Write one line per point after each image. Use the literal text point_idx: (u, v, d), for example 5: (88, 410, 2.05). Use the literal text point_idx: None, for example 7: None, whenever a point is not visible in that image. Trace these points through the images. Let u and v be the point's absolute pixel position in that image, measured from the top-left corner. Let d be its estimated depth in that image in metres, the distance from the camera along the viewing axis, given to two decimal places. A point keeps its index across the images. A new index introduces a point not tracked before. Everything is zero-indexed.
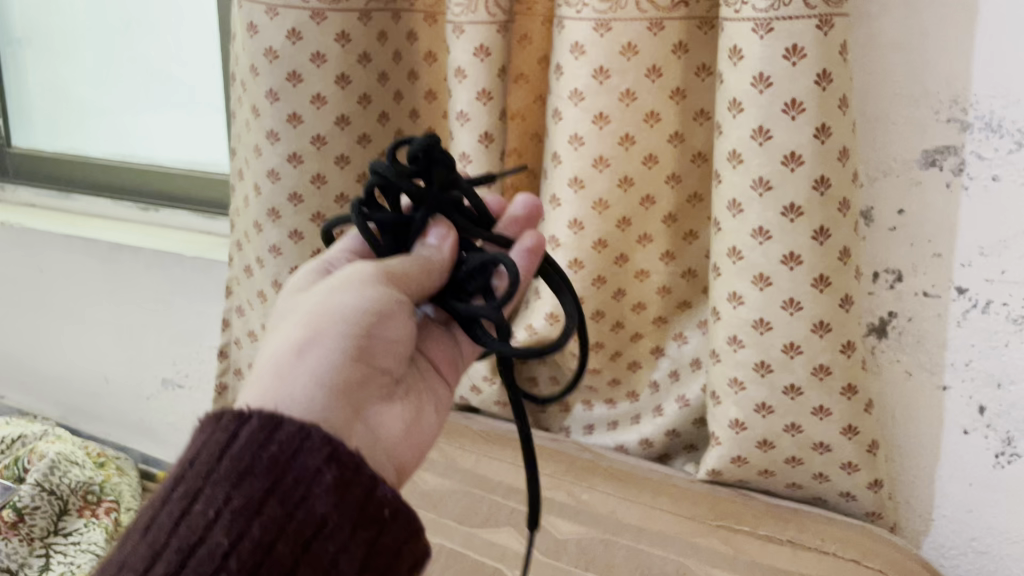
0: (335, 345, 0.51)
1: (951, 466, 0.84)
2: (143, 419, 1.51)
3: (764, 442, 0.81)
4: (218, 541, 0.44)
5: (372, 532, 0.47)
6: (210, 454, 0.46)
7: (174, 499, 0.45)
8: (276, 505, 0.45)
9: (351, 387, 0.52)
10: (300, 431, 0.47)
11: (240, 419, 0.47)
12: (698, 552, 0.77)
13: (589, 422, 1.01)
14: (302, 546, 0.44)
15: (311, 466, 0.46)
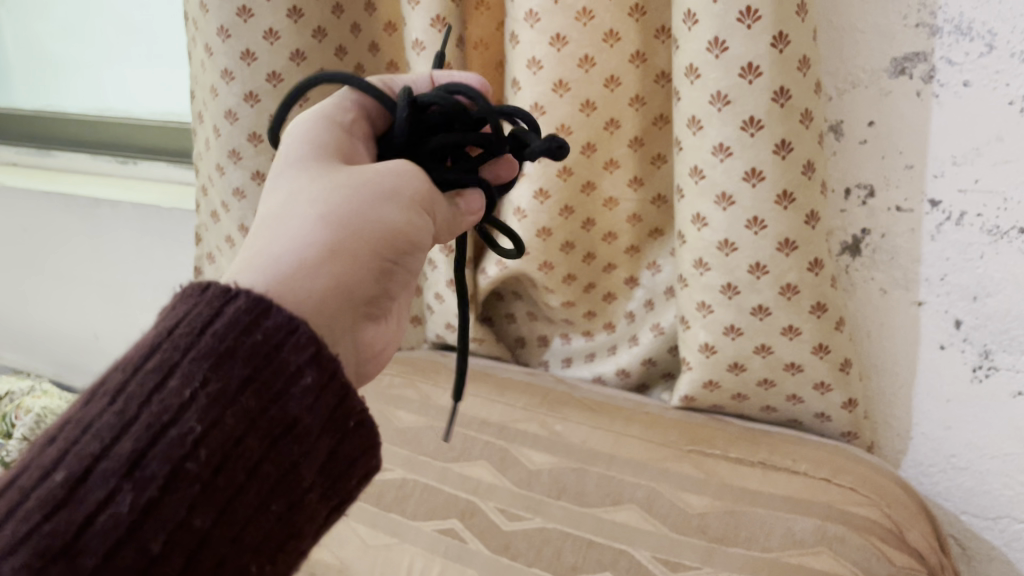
0: (354, 248, 0.44)
1: (928, 382, 0.82)
2: None
3: (735, 364, 0.80)
4: (191, 426, 0.34)
5: (334, 442, 0.40)
6: (187, 327, 0.37)
7: (137, 370, 0.36)
8: (253, 397, 0.37)
9: (356, 298, 0.45)
10: (288, 321, 0.38)
11: (229, 295, 0.38)
12: (670, 476, 0.77)
13: (567, 355, 1.01)
14: (271, 444, 0.37)
15: (292, 361, 0.38)
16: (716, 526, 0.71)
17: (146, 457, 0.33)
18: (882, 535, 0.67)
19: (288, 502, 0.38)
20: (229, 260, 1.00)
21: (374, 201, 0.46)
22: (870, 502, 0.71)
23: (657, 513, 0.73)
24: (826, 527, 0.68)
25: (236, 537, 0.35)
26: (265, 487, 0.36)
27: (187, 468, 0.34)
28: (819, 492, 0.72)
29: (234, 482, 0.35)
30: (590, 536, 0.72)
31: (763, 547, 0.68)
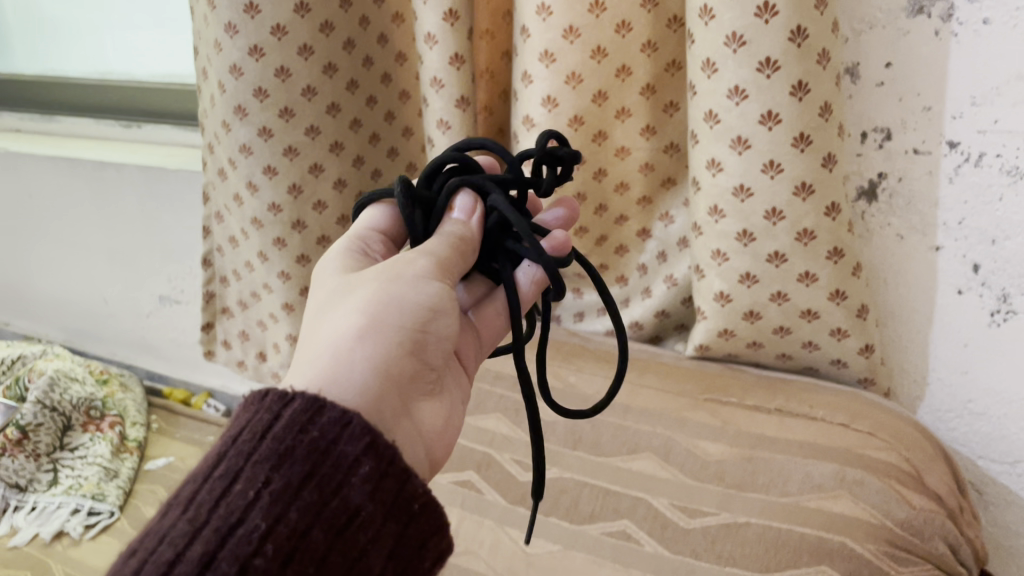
0: (385, 331, 0.47)
1: (945, 327, 0.81)
2: (143, 337, 1.50)
3: (750, 312, 0.79)
4: (257, 524, 0.37)
5: (400, 526, 0.42)
6: (250, 434, 0.41)
7: (210, 480, 0.40)
8: (315, 490, 0.39)
9: (398, 378, 0.47)
10: (341, 417, 0.42)
11: (284, 398, 0.42)
12: (686, 425, 0.77)
13: (579, 309, 1.01)
14: (337, 534, 0.39)
15: (349, 453, 0.41)
16: (734, 472, 0.71)
17: (217, 558, 0.36)
18: (900, 479, 0.67)
19: None
20: (236, 219, 0.99)
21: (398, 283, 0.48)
22: (889, 446, 0.70)
23: (674, 462, 0.74)
24: (845, 472, 0.68)
25: None
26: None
27: (255, 563, 0.36)
28: (837, 437, 0.72)
29: (303, 572, 0.37)
30: (606, 485, 0.75)
31: (781, 492, 0.69)
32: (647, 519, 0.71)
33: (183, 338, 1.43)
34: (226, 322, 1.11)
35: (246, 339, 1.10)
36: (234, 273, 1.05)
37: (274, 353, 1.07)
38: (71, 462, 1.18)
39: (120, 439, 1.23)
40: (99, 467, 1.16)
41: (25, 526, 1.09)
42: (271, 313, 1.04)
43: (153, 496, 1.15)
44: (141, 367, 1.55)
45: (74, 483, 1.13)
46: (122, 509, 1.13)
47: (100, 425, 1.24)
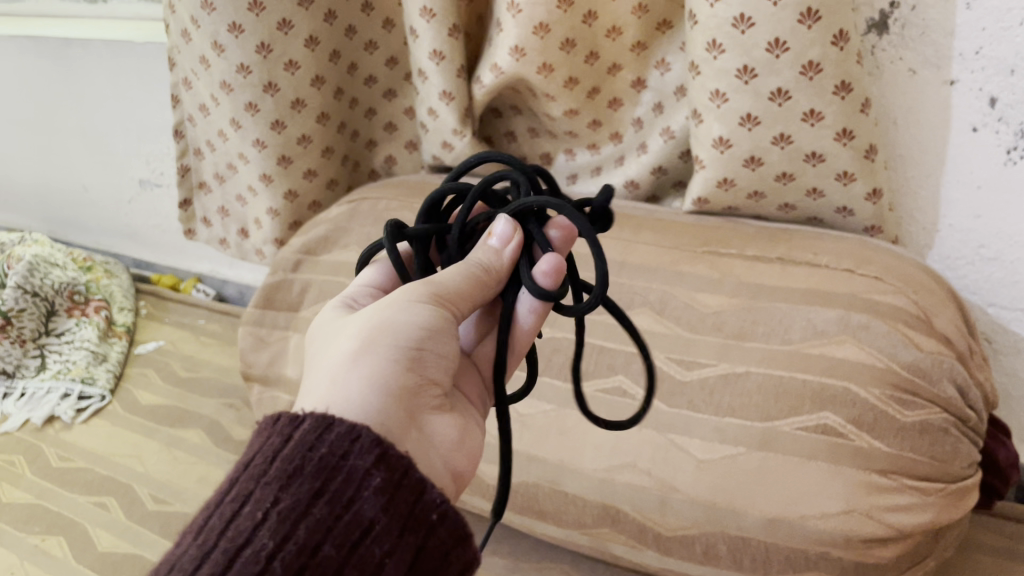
0: (379, 355, 0.41)
1: (957, 169, 0.76)
2: (128, 225, 1.46)
3: (751, 159, 0.74)
4: (264, 543, 0.33)
5: (420, 537, 0.36)
6: (262, 457, 0.36)
7: (219, 503, 0.35)
8: (325, 507, 0.34)
9: (403, 393, 0.41)
10: (349, 430, 0.36)
11: (294, 418, 0.37)
12: (685, 278, 0.73)
13: (572, 172, 0.96)
14: (350, 550, 0.33)
15: (360, 467, 0.35)
16: (733, 323, 0.68)
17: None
18: (910, 322, 0.63)
19: None
20: (205, 84, 0.93)
21: (390, 307, 0.43)
22: (897, 289, 0.66)
23: (670, 315, 0.71)
24: (850, 317, 0.65)
25: None
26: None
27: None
28: (841, 283, 0.67)
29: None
30: (600, 342, 0.72)
31: (783, 340, 0.65)
32: (643, 373, 0.69)
33: (167, 223, 1.39)
34: (204, 199, 1.07)
35: (226, 216, 1.07)
36: (208, 144, 1.00)
37: (257, 228, 1.04)
38: (58, 348, 1.17)
39: (106, 323, 1.22)
40: (87, 352, 1.15)
41: (16, 412, 1.08)
42: (249, 186, 0.99)
43: (145, 380, 1.14)
44: (128, 256, 1.52)
45: (62, 368, 1.13)
46: (114, 393, 1.11)
47: (85, 310, 1.23)
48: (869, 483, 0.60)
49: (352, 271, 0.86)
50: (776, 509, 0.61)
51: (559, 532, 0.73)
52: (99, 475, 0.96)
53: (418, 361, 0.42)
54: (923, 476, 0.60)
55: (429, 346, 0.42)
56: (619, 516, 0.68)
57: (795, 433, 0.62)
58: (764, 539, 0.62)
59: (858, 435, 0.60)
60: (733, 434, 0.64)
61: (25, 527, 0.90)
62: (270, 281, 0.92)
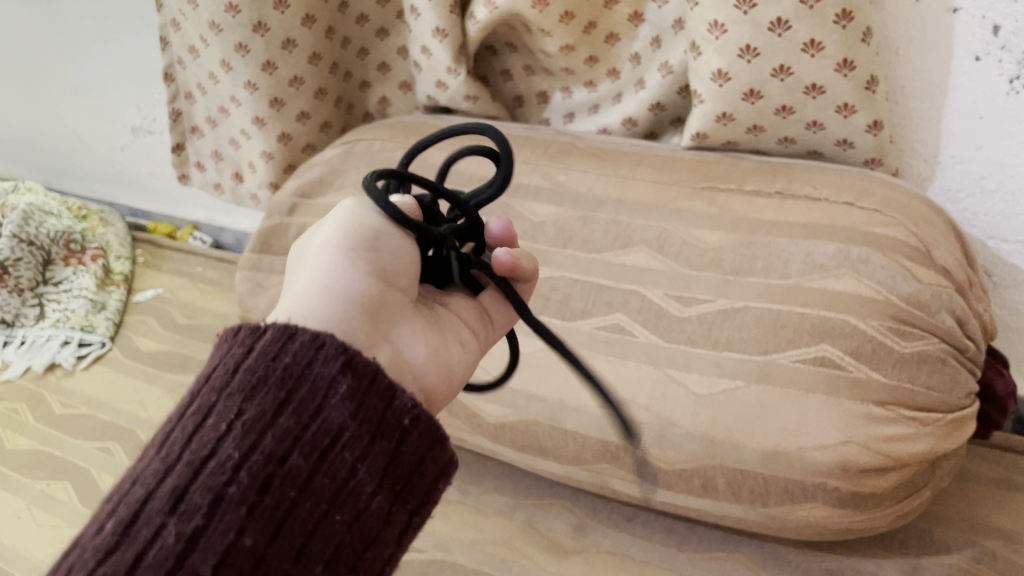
0: (332, 266, 0.41)
1: (959, 99, 0.75)
2: (122, 172, 1.44)
3: (751, 92, 0.73)
4: (229, 454, 0.33)
5: (393, 442, 0.36)
6: (226, 370, 0.36)
7: (184, 418, 0.35)
8: (292, 416, 0.34)
9: (364, 302, 0.41)
10: (313, 338, 0.36)
11: (256, 329, 0.37)
12: (683, 215, 0.72)
13: (569, 110, 0.95)
14: (319, 458, 0.34)
15: (326, 375, 0.35)
16: (732, 259, 0.68)
17: (188, 491, 0.32)
18: (909, 255, 0.63)
19: (353, 511, 0.34)
20: (193, 25, 0.91)
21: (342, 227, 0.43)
22: (896, 222, 0.65)
23: (669, 253, 0.70)
24: (850, 250, 0.64)
25: (299, 557, 0.32)
26: (321, 502, 0.33)
27: (230, 492, 0.32)
28: (840, 217, 0.67)
29: (283, 499, 0.32)
30: (599, 281, 0.72)
31: (782, 275, 0.65)
32: (641, 311, 0.69)
33: (160, 170, 1.38)
34: (197, 143, 1.06)
35: (219, 160, 1.05)
36: (199, 87, 0.99)
37: (251, 172, 1.03)
38: (56, 296, 1.17)
39: (103, 271, 1.22)
40: (85, 300, 1.15)
41: (17, 360, 1.08)
42: (242, 129, 0.98)
43: (145, 327, 1.14)
44: (123, 204, 1.51)
45: (62, 316, 1.13)
46: (114, 340, 1.12)
47: (82, 258, 1.22)
48: (868, 415, 0.60)
49: None
50: (774, 442, 0.62)
51: (559, 469, 0.74)
52: (101, 421, 0.97)
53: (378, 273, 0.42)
54: (921, 407, 0.60)
55: (389, 255, 0.43)
56: (618, 451, 0.69)
57: (793, 365, 0.62)
58: (763, 470, 0.63)
59: (856, 366, 0.61)
60: (731, 368, 0.64)
61: (30, 472, 0.91)
62: (266, 225, 0.91)
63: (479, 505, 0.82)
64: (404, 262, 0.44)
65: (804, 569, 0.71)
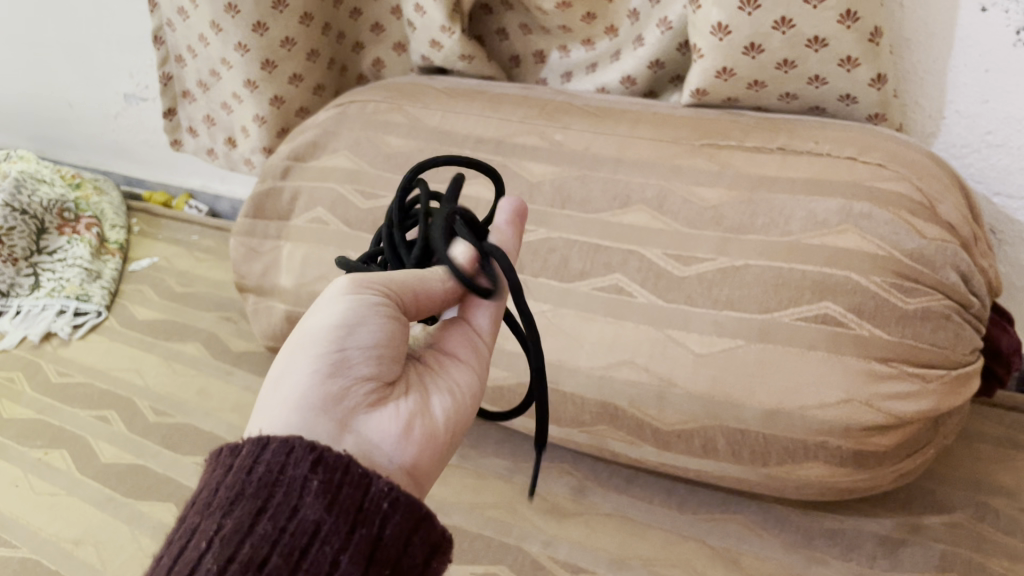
0: (300, 366, 0.40)
1: (966, 52, 0.73)
2: (115, 141, 1.43)
3: (751, 46, 0.72)
4: (208, 566, 0.32)
5: (374, 529, 0.35)
6: (207, 491, 0.36)
7: (169, 541, 0.35)
8: (270, 521, 0.34)
9: (325, 403, 0.39)
10: (284, 442, 0.36)
11: (231, 449, 0.37)
12: (683, 172, 0.71)
13: (567, 69, 0.93)
14: (300, 556, 0.33)
15: (298, 477, 0.35)
16: (732, 216, 0.66)
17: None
18: (913, 210, 0.62)
19: None
20: None
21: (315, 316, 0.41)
22: (899, 176, 0.64)
23: (668, 211, 0.69)
24: (852, 206, 0.63)
25: None
26: None
27: None
28: (843, 172, 0.65)
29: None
30: (596, 241, 0.70)
31: (783, 232, 0.64)
32: (640, 271, 0.68)
33: (154, 138, 1.36)
34: (188, 108, 1.05)
35: (212, 124, 1.04)
36: (189, 50, 0.97)
37: (244, 137, 1.01)
38: (51, 266, 1.15)
39: (98, 240, 1.20)
40: (81, 268, 1.14)
41: (13, 330, 1.07)
42: (234, 93, 0.97)
43: (141, 296, 1.13)
44: (118, 173, 1.49)
45: (57, 286, 1.11)
46: (110, 309, 1.11)
47: (76, 227, 1.21)
48: (870, 372, 0.59)
49: (341, 176, 0.84)
50: (775, 400, 0.61)
51: (558, 431, 0.73)
52: (98, 390, 0.96)
53: (341, 368, 0.40)
54: (925, 363, 0.59)
55: (355, 346, 0.40)
56: (618, 413, 0.68)
57: (794, 323, 0.61)
58: (763, 429, 0.62)
59: (858, 323, 0.59)
60: (731, 328, 0.63)
61: (28, 442, 0.91)
62: (259, 189, 0.89)
63: (479, 469, 0.81)
64: (379, 347, 0.41)
65: (807, 529, 0.70)
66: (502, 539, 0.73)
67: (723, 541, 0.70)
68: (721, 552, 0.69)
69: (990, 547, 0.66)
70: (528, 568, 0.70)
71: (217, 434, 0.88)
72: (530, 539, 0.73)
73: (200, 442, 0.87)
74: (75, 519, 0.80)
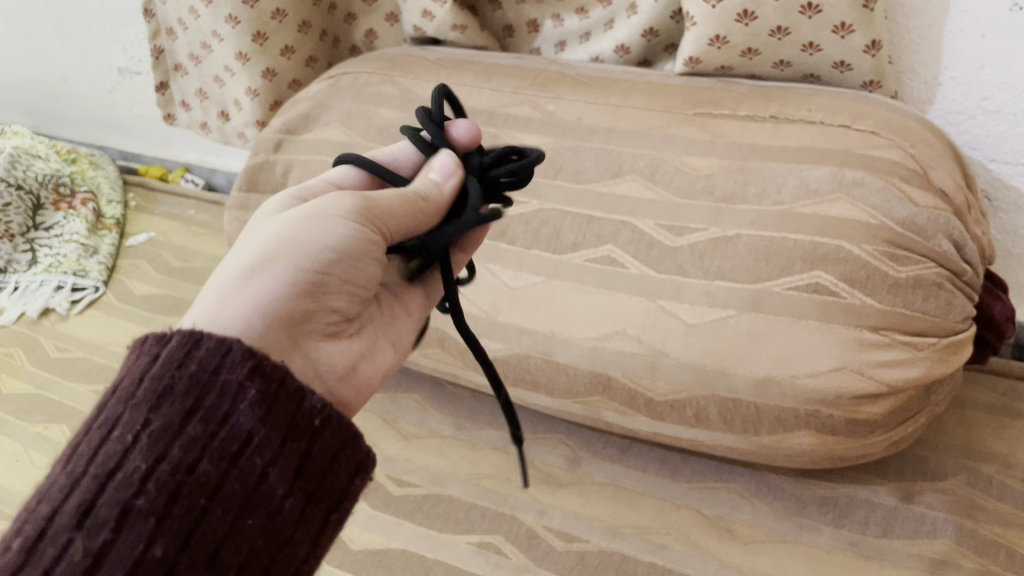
0: (279, 267, 0.40)
1: (961, 18, 0.72)
2: (111, 115, 1.42)
3: (744, 13, 0.71)
4: (136, 466, 0.32)
5: (302, 443, 0.36)
6: (130, 379, 0.35)
7: (90, 428, 0.34)
8: (201, 424, 0.34)
9: (291, 317, 0.40)
10: (220, 343, 0.35)
11: (159, 337, 0.36)
12: (675, 142, 0.70)
13: (560, 38, 0.92)
14: (229, 463, 0.34)
15: (232, 381, 0.35)
16: (724, 186, 0.66)
17: (96, 504, 0.32)
18: (906, 178, 0.61)
19: (266, 513, 0.34)
20: None
21: (303, 220, 0.41)
22: (892, 144, 0.63)
23: (660, 181, 0.68)
24: (844, 174, 0.62)
25: (210, 560, 0.32)
26: (231, 505, 0.33)
27: (137, 506, 0.32)
28: (836, 139, 0.65)
29: (193, 507, 0.32)
30: (589, 212, 0.70)
31: (775, 201, 0.63)
32: (632, 243, 0.67)
33: (149, 111, 1.36)
34: (181, 81, 1.04)
35: (204, 98, 1.04)
36: (180, 22, 0.96)
37: (237, 110, 1.01)
38: (48, 242, 1.15)
39: (94, 215, 1.20)
40: (77, 244, 1.14)
41: (11, 306, 1.08)
42: (225, 66, 0.96)
43: (137, 270, 1.13)
44: (114, 148, 1.49)
45: (53, 262, 1.11)
46: (107, 284, 1.11)
47: (72, 203, 1.21)
48: (862, 340, 0.59)
49: (332, 148, 0.83)
50: (766, 370, 0.61)
51: (552, 402, 0.74)
52: (96, 365, 0.97)
53: (317, 289, 0.41)
54: (915, 331, 0.59)
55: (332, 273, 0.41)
56: (611, 383, 0.68)
57: (786, 293, 0.61)
58: (755, 399, 0.62)
59: (851, 293, 0.59)
60: (723, 298, 0.63)
61: (27, 416, 0.91)
62: (252, 163, 0.89)
63: (474, 440, 0.82)
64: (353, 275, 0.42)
65: (799, 496, 0.70)
66: (498, 509, 0.74)
67: (716, 509, 0.71)
68: (714, 520, 0.70)
69: (982, 514, 0.66)
70: (523, 538, 0.71)
71: None
72: (525, 509, 0.73)
73: None
74: None
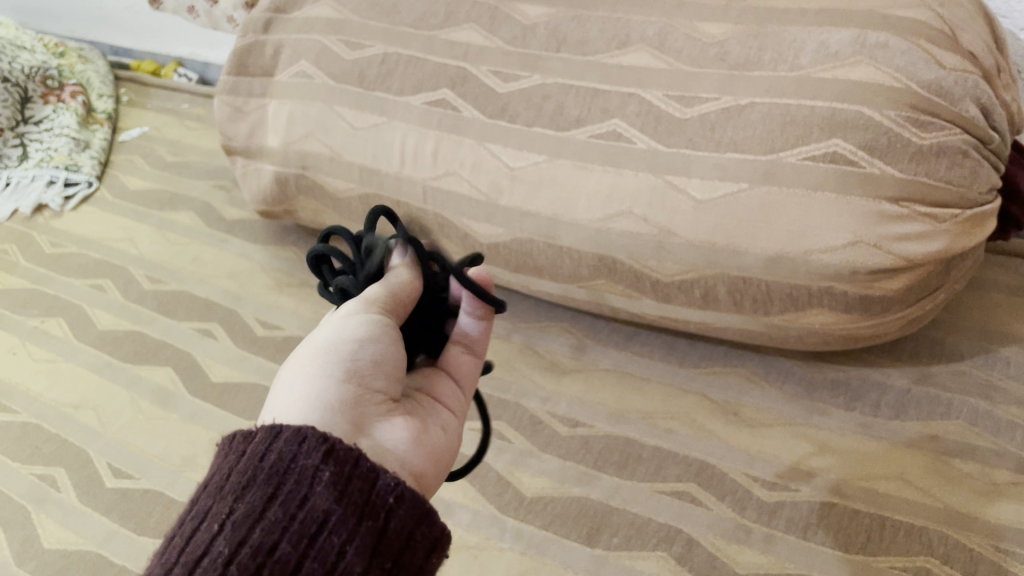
0: (340, 340, 0.40)
1: None
2: (100, 8, 1.36)
3: None
4: (220, 549, 0.31)
5: (379, 521, 0.33)
6: (220, 476, 0.34)
7: (181, 523, 0.33)
8: (281, 507, 0.32)
9: (346, 400, 0.38)
10: (296, 433, 0.34)
11: (246, 434, 0.35)
12: (686, 9, 0.66)
13: None
14: (308, 542, 0.31)
15: (309, 467, 0.33)
16: (738, 53, 0.62)
17: None
18: (934, 39, 0.57)
19: None
20: None
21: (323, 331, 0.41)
22: (920, 3, 0.58)
23: (670, 51, 0.64)
24: (867, 36, 0.58)
25: None
26: None
27: None
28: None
29: None
30: (594, 85, 0.66)
31: (792, 67, 0.59)
32: (639, 116, 0.64)
33: (137, 4, 1.30)
34: None
35: None
36: None
37: None
38: (38, 137, 1.13)
39: (84, 109, 1.17)
40: (68, 138, 1.11)
41: (5, 201, 1.06)
42: None
43: (132, 166, 1.10)
44: (104, 44, 1.43)
45: (45, 156, 1.09)
46: (101, 179, 1.08)
47: (61, 95, 1.18)
48: (881, 213, 0.56)
49: (323, 27, 0.79)
50: (777, 247, 0.59)
51: (555, 286, 0.73)
52: (93, 260, 0.95)
53: (354, 373, 0.39)
54: (937, 203, 0.56)
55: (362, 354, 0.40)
56: (616, 264, 0.66)
57: (800, 164, 0.57)
58: (765, 276, 0.60)
59: (868, 162, 0.56)
60: (734, 171, 0.59)
61: (25, 310, 0.90)
62: (240, 45, 0.84)
63: None
64: (384, 357, 0.40)
65: (810, 380, 0.69)
66: (502, 396, 0.72)
67: (724, 394, 0.69)
68: (722, 404, 0.68)
69: (999, 394, 0.64)
70: (527, 423, 0.70)
71: (214, 301, 0.87)
72: (528, 396, 0.72)
73: (196, 307, 0.86)
74: (74, 385, 0.80)
